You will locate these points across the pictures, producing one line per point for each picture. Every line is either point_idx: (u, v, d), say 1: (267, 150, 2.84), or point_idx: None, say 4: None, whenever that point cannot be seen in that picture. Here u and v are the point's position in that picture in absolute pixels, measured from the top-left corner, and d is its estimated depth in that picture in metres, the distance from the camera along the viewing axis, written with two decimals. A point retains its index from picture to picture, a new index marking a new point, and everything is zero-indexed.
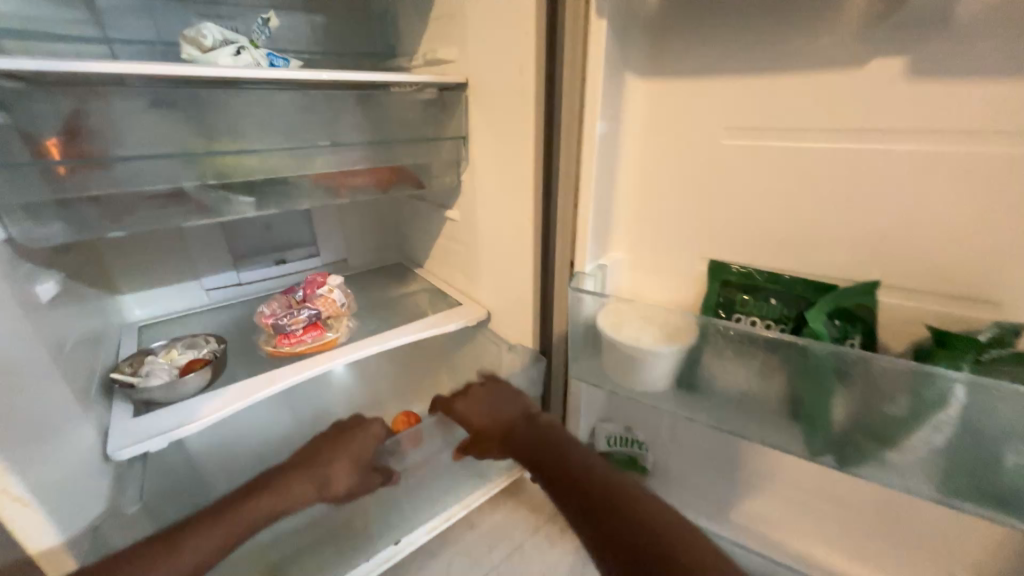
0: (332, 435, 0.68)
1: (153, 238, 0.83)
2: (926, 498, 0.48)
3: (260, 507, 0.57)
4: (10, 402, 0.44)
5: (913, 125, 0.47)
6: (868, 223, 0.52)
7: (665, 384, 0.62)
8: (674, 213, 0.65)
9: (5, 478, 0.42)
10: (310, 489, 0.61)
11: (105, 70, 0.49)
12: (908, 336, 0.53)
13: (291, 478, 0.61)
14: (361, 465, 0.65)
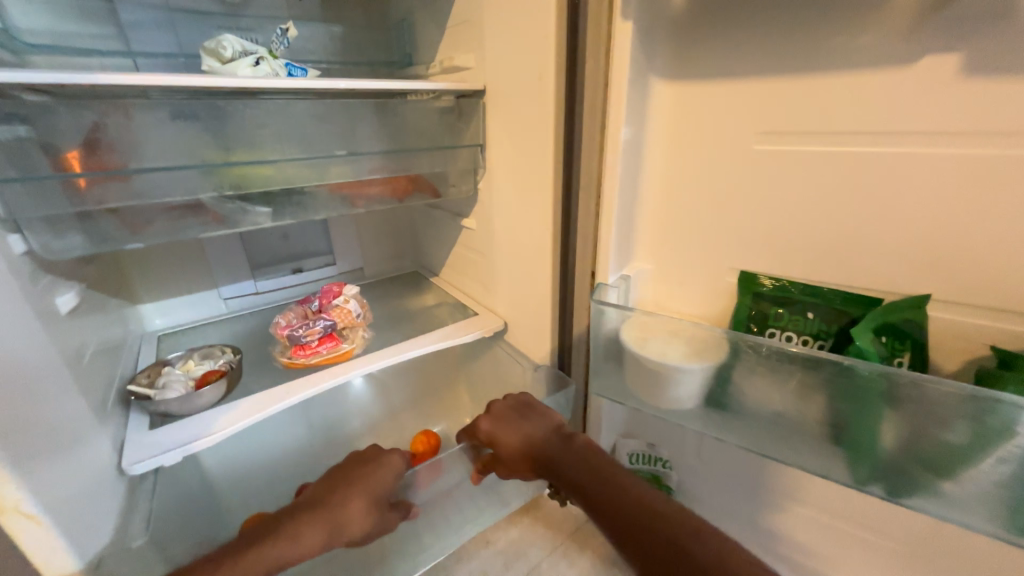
0: (348, 467, 0.63)
1: (173, 248, 0.83)
2: (989, 536, 0.43)
3: (268, 555, 0.50)
4: (27, 414, 0.43)
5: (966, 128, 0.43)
6: (918, 233, 0.48)
7: (693, 402, 0.59)
8: (702, 222, 0.62)
9: (18, 496, 0.41)
10: (325, 534, 0.54)
11: (127, 81, 0.49)
12: (962, 355, 0.49)
13: (303, 518, 0.54)
14: (380, 503, 0.59)
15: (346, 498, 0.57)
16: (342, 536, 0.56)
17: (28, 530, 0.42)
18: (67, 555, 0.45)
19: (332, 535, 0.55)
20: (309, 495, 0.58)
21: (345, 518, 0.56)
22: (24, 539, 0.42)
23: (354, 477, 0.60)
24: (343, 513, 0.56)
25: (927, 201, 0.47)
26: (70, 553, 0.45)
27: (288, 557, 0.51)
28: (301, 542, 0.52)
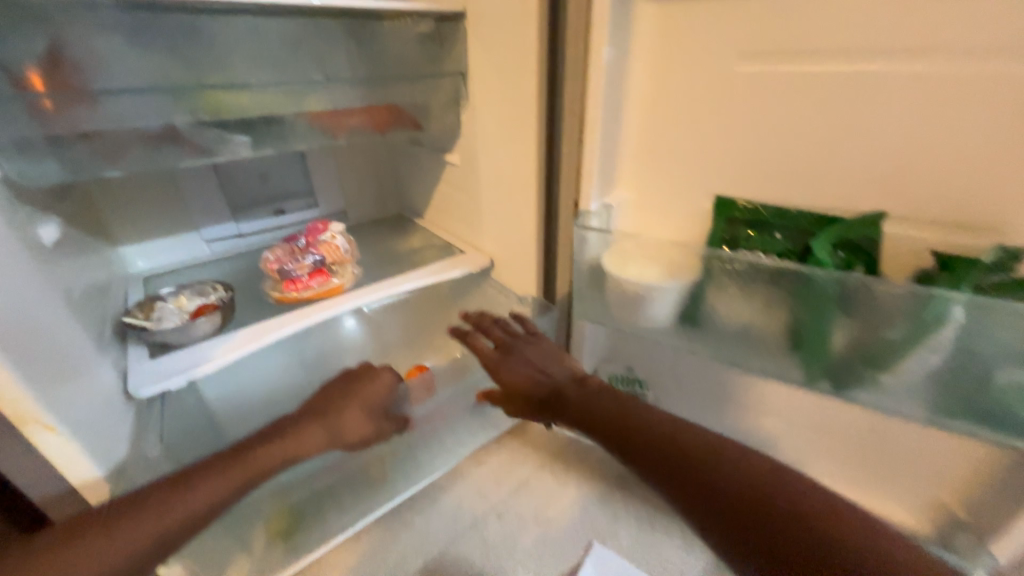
0: (343, 382, 0.68)
1: (148, 187, 0.81)
2: (917, 421, 0.49)
3: (277, 450, 0.56)
4: (35, 336, 0.46)
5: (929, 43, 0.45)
6: (880, 151, 0.51)
7: (668, 321, 0.64)
8: (682, 149, 0.64)
9: (37, 409, 0.44)
10: (326, 435, 0.61)
11: None
12: (908, 268, 0.54)
13: (305, 422, 0.61)
14: (375, 411, 0.66)
15: (341, 406, 0.64)
16: (342, 438, 0.63)
17: (51, 445, 0.47)
18: (87, 466, 0.50)
19: (332, 436, 0.62)
20: (308, 403, 0.64)
21: (342, 421, 0.63)
22: (49, 451, 0.47)
23: (349, 390, 0.66)
24: (340, 417, 0.63)
25: (889, 118, 0.49)
26: (90, 464, 0.50)
27: (295, 451, 0.57)
28: (304, 442, 0.59)
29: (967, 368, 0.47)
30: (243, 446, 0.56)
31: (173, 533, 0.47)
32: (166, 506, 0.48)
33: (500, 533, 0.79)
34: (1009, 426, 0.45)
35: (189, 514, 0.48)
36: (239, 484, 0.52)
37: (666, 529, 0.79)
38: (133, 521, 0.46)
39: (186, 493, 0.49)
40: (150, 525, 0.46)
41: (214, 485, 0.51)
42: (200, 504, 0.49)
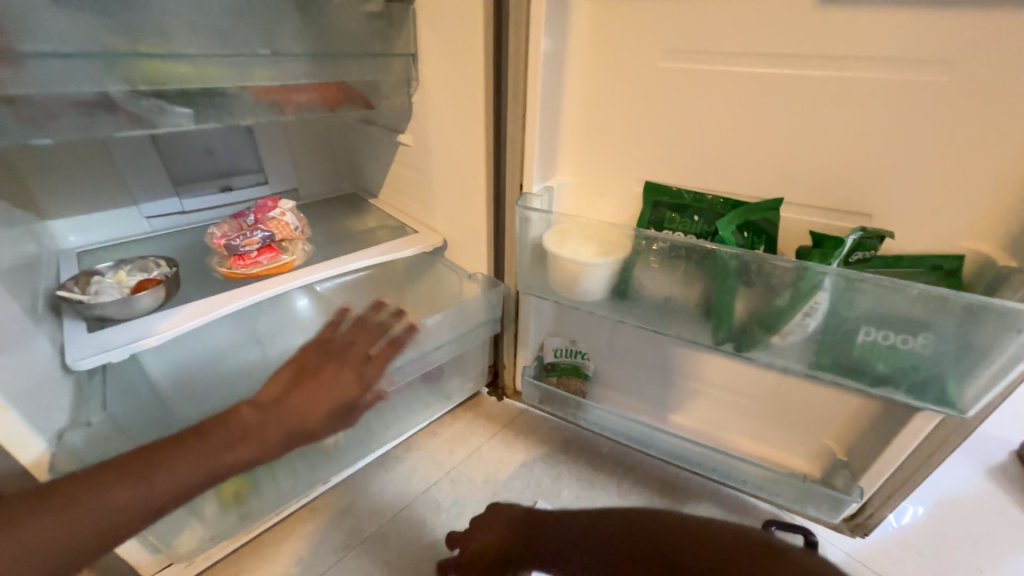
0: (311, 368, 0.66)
1: (80, 158, 0.78)
2: (799, 373, 0.60)
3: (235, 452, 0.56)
4: None
5: (812, 51, 0.54)
6: (775, 143, 0.60)
7: (603, 294, 0.70)
8: (617, 136, 0.70)
9: None
10: (286, 440, 0.59)
11: None
12: (796, 244, 0.63)
13: (268, 420, 0.59)
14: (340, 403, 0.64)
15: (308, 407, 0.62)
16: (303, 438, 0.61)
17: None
18: (31, 441, 0.51)
19: (292, 439, 0.60)
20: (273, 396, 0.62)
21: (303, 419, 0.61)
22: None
23: (312, 388, 0.63)
24: (306, 416, 0.61)
25: (784, 114, 0.58)
26: (35, 439, 0.51)
27: (252, 455, 0.56)
28: (264, 444, 0.58)
29: (836, 329, 0.56)
30: (204, 430, 0.56)
31: (128, 520, 0.50)
32: (122, 492, 0.49)
33: (453, 497, 0.84)
34: (864, 376, 0.56)
35: (143, 508, 0.50)
36: (193, 484, 0.53)
37: (604, 486, 0.87)
38: (93, 505, 0.48)
39: (143, 484, 0.50)
40: (108, 511, 0.49)
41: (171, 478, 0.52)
42: (156, 496, 0.51)
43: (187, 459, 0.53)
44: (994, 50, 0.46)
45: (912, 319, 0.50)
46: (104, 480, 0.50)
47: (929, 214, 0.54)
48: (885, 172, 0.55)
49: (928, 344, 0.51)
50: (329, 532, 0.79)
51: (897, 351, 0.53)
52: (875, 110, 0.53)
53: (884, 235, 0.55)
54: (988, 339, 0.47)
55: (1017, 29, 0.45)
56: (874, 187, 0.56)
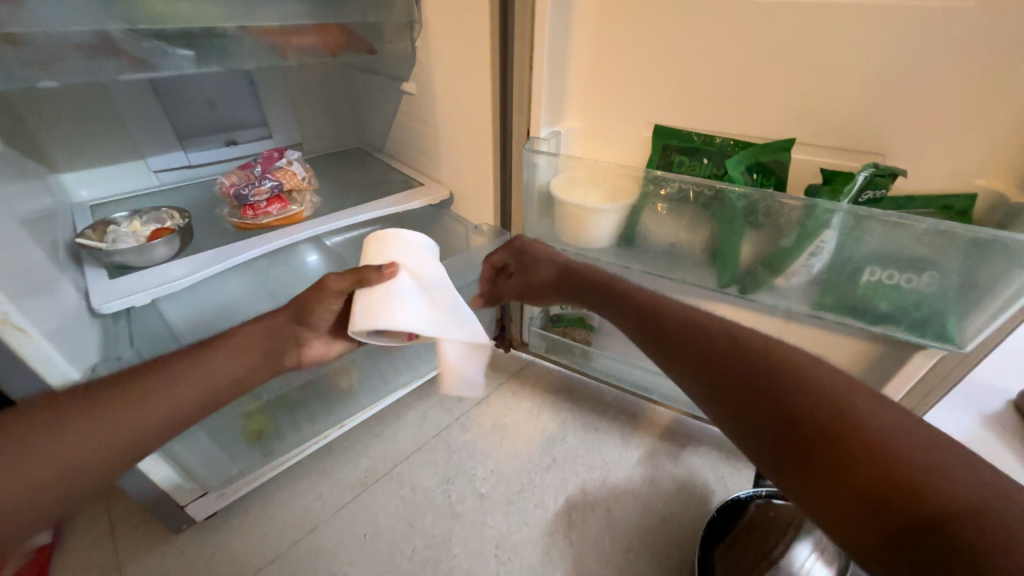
0: (310, 321, 0.61)
1: (82, 109, 0.77)
2: (802, 313, 0.62)
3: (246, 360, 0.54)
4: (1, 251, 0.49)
5: None
6: (791, 80, 0.58)
7: (610, 240, 0.71)
8: (625, 76, 0.68)
9: (17, 321, 0.49)
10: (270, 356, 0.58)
11: None
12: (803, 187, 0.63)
13: (260, 334, 0.57)
14: (296, 355, 0.63)
15: (292, 330, 0.61)
16: (282, 366, 0.61)
17: (33, 354, 0.52)
18: (64, 370, 0.55)
19: (275, 357, 0.59)
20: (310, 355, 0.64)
21: (293, 345, 0.62)
22: (34, 361, 0.52)
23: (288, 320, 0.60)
24: (285, 335, 0.60)
25: (803, 48, 0.55)
26: (68, 369, 0.55)
27: (253, 369, 0.55)
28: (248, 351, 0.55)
29: (841, 270, 0.57)
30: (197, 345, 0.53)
31: (137, 438, 0.44)
32: (135, 406, 0.45)
33: (463, 439, 0.89)
34: (866, 315, 0.57)
35: (159, 424, 0.46)
36: (204, 396, 0.49)
37: (606, 431, 0.91)
38: (103, 420, 0.43)
39: (154, 401, 0.46)
40: (126, 426, 0.44)
41: (178, 395, 0.48)
42: (168, 407, 0.47)
43: (185, 371, 0.49)
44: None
45: (919, 256, 0.51)
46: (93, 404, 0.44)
47: (943, 152, 0.53)
48: (903, 108, 0.53)
49: (932, 282, 0.51)
50: (347, 471, 0.84)
51: (900, 290, 0.53)
52: (901, 39, 0.50)
53: (897, 172, 0.54)
54: (993, 275, 0.47)
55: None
56: (887, 124, 0.55)
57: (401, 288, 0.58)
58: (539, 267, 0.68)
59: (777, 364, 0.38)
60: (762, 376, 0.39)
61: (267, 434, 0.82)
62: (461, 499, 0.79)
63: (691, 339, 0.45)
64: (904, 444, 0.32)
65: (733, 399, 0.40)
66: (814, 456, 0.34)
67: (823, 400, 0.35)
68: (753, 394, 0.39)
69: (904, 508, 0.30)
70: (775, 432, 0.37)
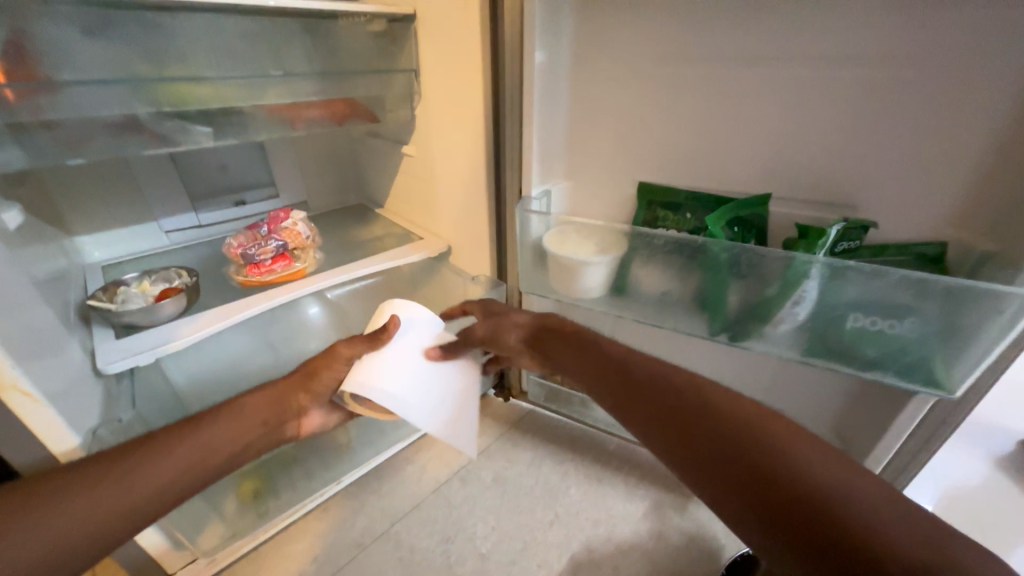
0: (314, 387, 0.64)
1: (103, 178, 0.82)
2: (793, 360, 0.63)
3: (235, 435, 0.56)
4: (19, 318, 0.52)
5: (788, 54, 0.57)
6: (761, 141, 0.63)
7: (602, 289, 0.74)
8: (610, 138, 0.73)
9: (25, 385, 0.50)
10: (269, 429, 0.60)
11: None
12: (781, 237, 0.66)
13: (260, 403, 0.60)
14: (297, 425, 0.64)
15: (293, 398, 0.63)
16: (280, 437, 0.62)
17: (38, 417, 0.52)
18: (67, 435, 0.55)
19: (272, 427, 0.61)
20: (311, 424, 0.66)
21: (293, 415, 0.63)
22: (38, 425, 0.52)
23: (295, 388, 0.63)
24: (286, 404, 0.62)
25: (769, 114, 0.61)
26: (71, 433, 0.55)
27: (244, 443, 0.56)
28: (243, 425, 0.57)
29: (825, 317, 0.58)
30: (200, 417, 0.56)
31: (116, 520, 0.46)
32: (126, 484, 0.47)
33: (462, 494, 0.87)
34: (856, 362, 0.58)
35: (147, 502, 0.47)
36: (198, 469, 0.51)
37: (609, 483, 0.89)
38: (95, 498, 0.45)
39: (149, 476, 0.48)
40: (120, 504, 0.46)
41: (170, 470, 0.50)
42: (150, 486, 0.48)
43: (174, 448, 0.51)
44: (968, 41, 0.48)
45: (897, 304, 0.53)
46: (91, 479, 0.46)
47: (910, 201, 0.57)
48: (865, 165, 0.58)
49: (913, 328, 0.53)
50: (342, 531, 0.81)
51: (884, 336, 0.55)
52: (854, 105, 0.55)
53: (867, 225, 0.58)
54: (971, 323, 0.49)
55: (990, 22, 0.46)
56: (853, 180, 0.59)
57: (382, 355, 0.60)
58: (512, 315, 0.69)
59: (748, 426, 0.43)
60: (732, 434, 0.42)
61: (262, 492, 0.85)
62: (460, 560, 0.76)
63: (664, 401, 0.48)
64: (857, 498, 0.36)
65: (703, 457, 0.43)
66: (777, 510, 0.37)
67: (785, 459, 0.39)
68: (751, 458, 0.40)
69: (855, 554, 0.33)
70: (740, 488, 0.40)
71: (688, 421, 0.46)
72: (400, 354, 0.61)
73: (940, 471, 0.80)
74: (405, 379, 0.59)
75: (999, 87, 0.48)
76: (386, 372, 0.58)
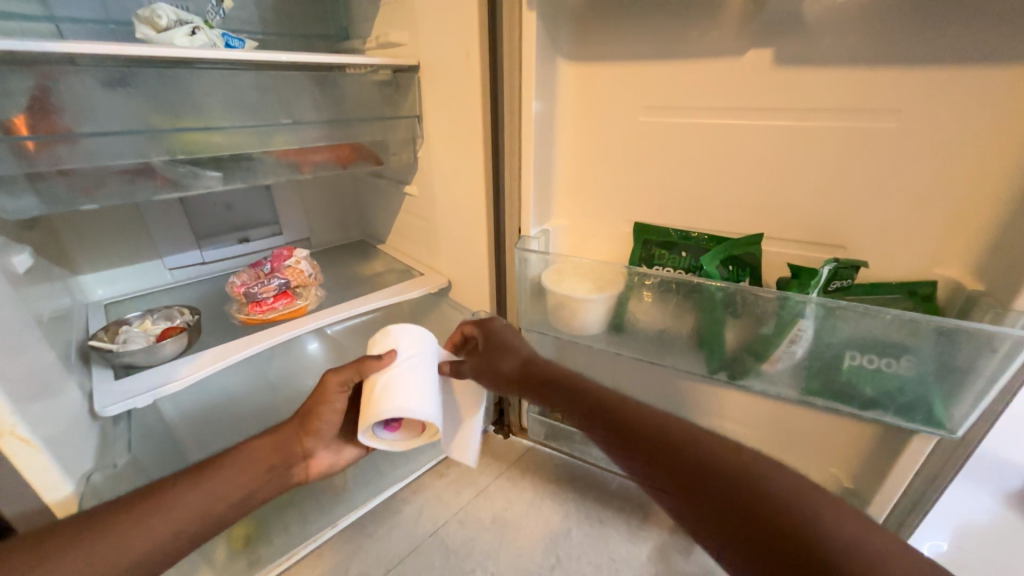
0: (314, 430, 0.63)
1: (112, 218, 0.84)
2: (793, 399, 0.63)
3: (238, 483, 0.55)
4: (23, 360, 0.52)
5: (770, 105, 0.60)
6: (749, 186, 0.65)
7: (601, 326, 0.74)
8: (605, 181, 0.76)
9: (21, 433, 0.49)
10: (273, 476, 0.59)
11: (58, 49, 0.51)
12: (775, 276, 0.68)
13: (265, 448, 0.60)
14: (305, 468, 0.64)
15: (298, 443, 0.63)
16: (287, 482, 0.61)
17: (32, 464, 0.51)
18: (60, 483, 0.54)
19: (277, 474, 0.60)
20: (318, 467, 0.65)
21: (300, 459, 0.62)
22: (31, 473, 0.51)
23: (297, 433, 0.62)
24: (290, 449, 0.62)
25: (758, 160, 0.64)
26: (63, 481, 0.54)
27: (247, 491, 0.56)
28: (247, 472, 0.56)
29: (823, 356, 0.59)
30: (204, 465, 0.55)
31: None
32: (125, 537, 0.46)
33: (460, 539, 0.84)
34: (855, 400, 0.59)
35: (146, 556, 0.46)
36: (200, 520, 0.50)
37: (612, 524, 0.87)
38: (92, 551, 0.44)
39: (151, 528, 0.47)
40: (119, 557, 0.45)
41: (171, 522, 0.49)
42: (149, 539, 0.47)
43: (176, 498, 0.50)
44: (939, 94, 0.51)
45: (894, 343, 0.53)
46: (89, 533, 0.45)
47: (897, 243, 0.58)
48: (850, 208, 0.60)
49: (911, 367, 0.54)
50: None
51: (882, 374, 0.55)
52: (840, 152, 0.58)
53: (859, 264, 0.59)
54: (967, 360, 0.50)
55: (957, 79, 0.50)
56: (841, 223, 0.61)
57: (390, 376, 0.59)
58: (505, 352, 0.71)
59: (744, 472, 0.42)
60: (737, 483, 0.42)
61: (255, 538, 0.83)
62: None
63: (664, 441, 0.47)
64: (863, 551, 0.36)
65: (706, 508, 0.43)
66: (786, 564, 0.38)
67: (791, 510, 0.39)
68: (751, 513, 0.40)
69: None
70: (740, 537, 0.40)
71: (687, 470, 0.44)
72: (386, 366, 0.60)
73: (954, 511, 0.77)
74: (392, 388, 0.58)
75: (974, 135, 0.50)
76: (373, 391, 0.58)
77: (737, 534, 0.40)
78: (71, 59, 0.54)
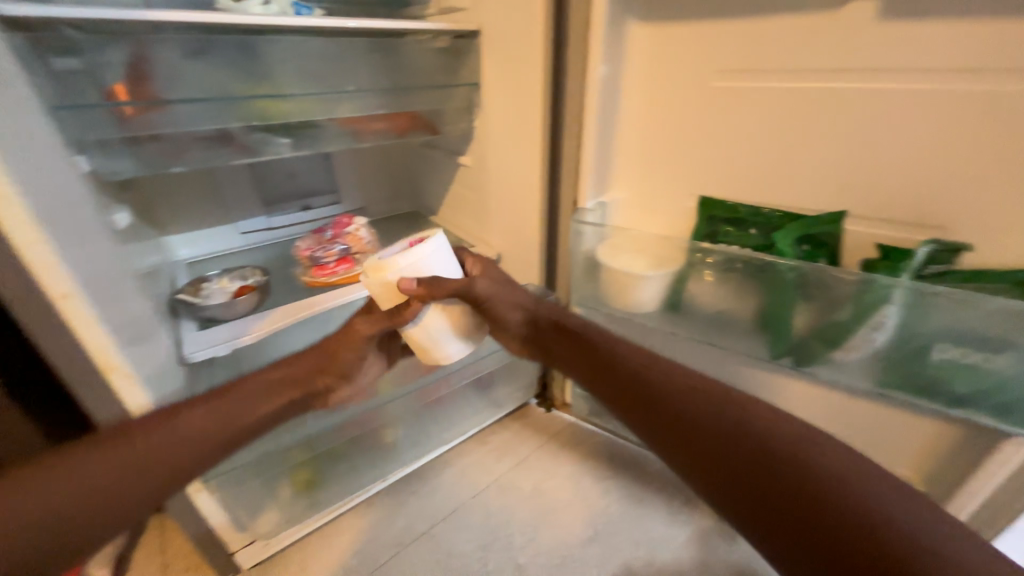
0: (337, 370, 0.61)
1: (192, 184, 0.90)
2: (867, 390, 0.59)
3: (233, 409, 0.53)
4: (125, 306, 0.58)
5: (866, 66, 0.54)
6: (828, 157, 0.60)
7: (656, 305, 0.72)
8: (668, 153, 0.73)
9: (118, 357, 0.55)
10: (294, 403, 0.59)
11: (148, 17, 0.54)
12: (856, 259, 0.63)
13: (283, 379, 0.58)
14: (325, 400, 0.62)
15: (317, 375, 0.60)
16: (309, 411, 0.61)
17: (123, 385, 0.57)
18: (143, 397, 0.59)
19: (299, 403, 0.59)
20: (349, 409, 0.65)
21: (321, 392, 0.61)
22: (120, 388, 0.57)
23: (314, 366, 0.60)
24: (309, 381, 0.60)
25: (841, 128, 0.58)
26: (146, 395, 0.59)
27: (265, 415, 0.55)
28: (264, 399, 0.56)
29: (907, 345, 0.55)
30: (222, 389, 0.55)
31: (122, 504, 0.44)
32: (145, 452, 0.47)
33: (500, 504, 0.87)
34: (939, 397, 0.54)
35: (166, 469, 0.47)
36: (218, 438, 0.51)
37: (651, 504, 0.86)
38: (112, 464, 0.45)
39: (168, 444, 0.48)
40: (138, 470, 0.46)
41: (189, 440, 0.49)
42: (153, 461, 0.46)
43: (179, 422, 0.49)
44: None
45: (995, 337, 0.48)
46: (109, 447, 0.46)
47: (1014, 226, 0.51)
48: (949, 184, 0.54)
49: (1013, 364, 0.48)
50: (383, 529, 0.84)
51: (976, 369, 0.50)
52: (956, 121, 0.51)
53: (961, 246, 0.54)
54: None
55: None
56: (939, 201, 0.55)
57: (433, 325, 0.56)
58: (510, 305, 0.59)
59: (810, 470, 0.38)
60: (772, 478, 0.39)
61: (314, 484, 0.87)
62: (497, 570, 0.76)
63: (716, 429, 0.43)
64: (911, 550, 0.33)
65: (739, 504, 0.40)
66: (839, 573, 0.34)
67: (834, 500, 0.36)
68: (805, 513, 0.36)
69: None
70: (790, 540, 0.37)
71: (741, 461, 0.41)
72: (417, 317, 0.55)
73: None
74: (436, 335, 0.57)
75: None
76: (418, 340, 0.57)
77: (790, 536, 0.37)
78: (157, 27, 0.57)
